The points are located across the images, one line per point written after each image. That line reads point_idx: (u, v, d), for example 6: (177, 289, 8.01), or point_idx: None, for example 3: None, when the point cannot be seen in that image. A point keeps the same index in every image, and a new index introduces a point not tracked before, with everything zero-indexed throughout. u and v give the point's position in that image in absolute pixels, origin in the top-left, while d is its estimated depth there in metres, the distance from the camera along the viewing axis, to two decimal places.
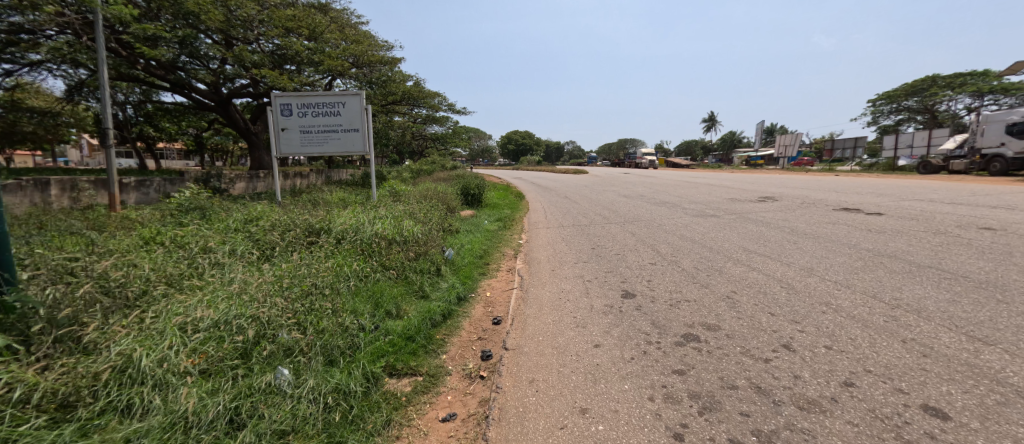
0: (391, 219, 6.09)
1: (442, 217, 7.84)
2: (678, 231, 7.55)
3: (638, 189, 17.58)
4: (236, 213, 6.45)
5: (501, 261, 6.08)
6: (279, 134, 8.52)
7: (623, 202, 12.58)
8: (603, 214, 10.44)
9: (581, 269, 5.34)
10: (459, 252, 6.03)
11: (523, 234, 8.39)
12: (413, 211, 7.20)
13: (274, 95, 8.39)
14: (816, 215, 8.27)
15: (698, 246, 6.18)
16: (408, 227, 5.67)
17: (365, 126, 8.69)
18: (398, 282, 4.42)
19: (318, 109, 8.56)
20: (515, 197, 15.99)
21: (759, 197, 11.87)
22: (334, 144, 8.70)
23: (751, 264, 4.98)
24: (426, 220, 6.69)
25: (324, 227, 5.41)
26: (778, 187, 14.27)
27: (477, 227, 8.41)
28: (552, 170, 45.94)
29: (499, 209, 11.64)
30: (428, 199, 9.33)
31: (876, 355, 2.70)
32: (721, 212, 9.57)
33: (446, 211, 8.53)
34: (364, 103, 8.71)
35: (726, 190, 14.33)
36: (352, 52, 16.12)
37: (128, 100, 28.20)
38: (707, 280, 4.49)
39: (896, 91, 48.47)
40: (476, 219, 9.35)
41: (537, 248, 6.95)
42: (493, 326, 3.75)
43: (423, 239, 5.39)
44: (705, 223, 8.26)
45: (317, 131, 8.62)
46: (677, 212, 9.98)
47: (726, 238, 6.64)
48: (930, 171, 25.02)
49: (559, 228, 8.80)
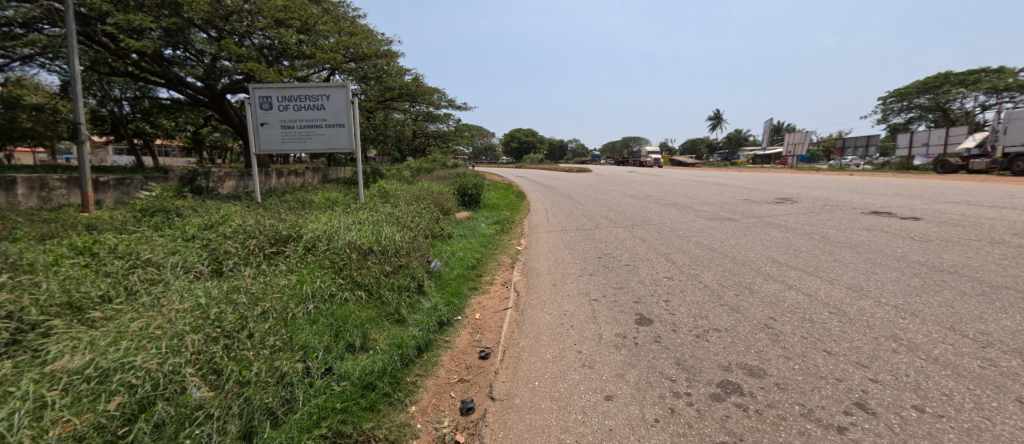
0: (372, 225, 5.40)
1: (433, 220, 7.14)
2: (693, 237, 6.84)
3: (645, 188, 16.86)
4: (200, 216, 5.76)
5: (496, 273, 5.37)
6: (258, 129, 7.89)
7: (630, 204, 11.87)
8: (609, 216, 9.72)
9: (586, 283, 4.63)
10: (448, 262, 5.34)
11: (522, 239, 7.67)
12: (400, 214, 6.52)
13: (253, 86, 7.74)
14: (845, 218, 7.52)
15: (718, 256, 5.47)
16: (390, 235, 4.98)
17: (351, 120, 7.99)
18: (370, 303, 3.73)
19: (300, 102, 7.89)
20: (516, 197, 15.29)
21: (776, 198, 11.12)
22: (317, 140, 8.03)
23: (786, 281, 4.26)
24: (412, 225, 6.01)
25: (294, 234, 4.74)
26: (794, 187, 13.49)
27: (472, 231, 7.72)
28: (555, 169, 45.23)
29: (498, 211, 10.95)
30: (421, 200, 8.64)
31: (991, 424, 2.00)
32: (738, 215, 8.83)
33: (439, 214, 7.85)
34: (351, 95, 8.00)
35: (739, 190, 13.58)
36: (347, 46, 15.45)
37: (124, 96, 27.67)
38: (737, 302, 3.77)
39: (908, 88, 47.39)
40: (472, 222, 8.64)
41: (537, 256, 6.25)
42: (479, 362, 3.04)
43: (405, 249, 4.70)
44: (722, 228, 7.54)
45: (299, 126, 7.97)
46: (690, 215, 9.24)
47: (749, 246, 5.93)
48: (948, 170, 24.13)
49: (561, 232, 8.09)
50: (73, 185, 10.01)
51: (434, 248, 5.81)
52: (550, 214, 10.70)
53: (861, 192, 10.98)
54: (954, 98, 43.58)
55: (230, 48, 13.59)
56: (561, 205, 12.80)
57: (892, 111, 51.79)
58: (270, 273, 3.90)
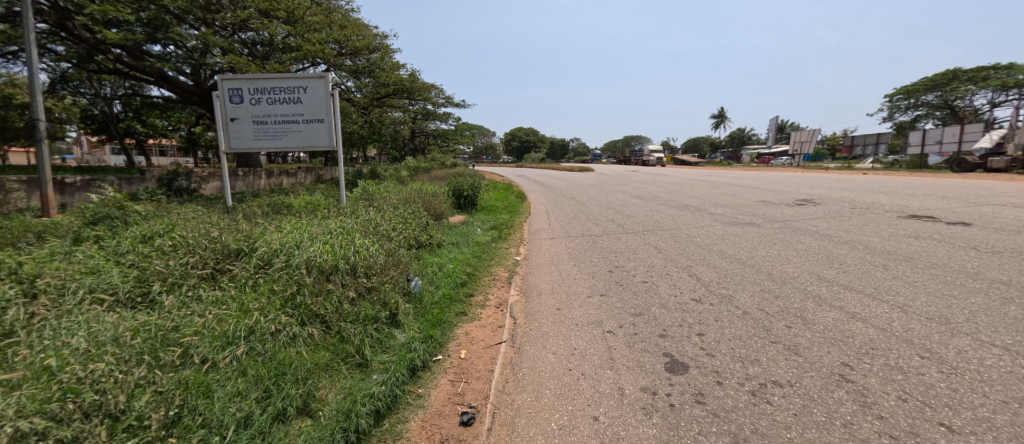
0: (346, 234, 4.60)
1: (421, 227, 6.37)
2: (715, 246, 6.05)
3: (652, 188, 16.08)
4: (146, 224, 4.97)
5: (490, 292, 4.58)
6: (228, 125, 7.13)
7: (638, 206, 11.05)
8: (616, 220, 8.92)
9: (598, 308, 3.83)
10: (434, 279, 4.55)
11: (521, 247, 6.89)
12: (382, 221, 5.73)
13: (222, 77, 6.95)
14: (883, 224, 6.71)
15: (751, 271, 4.67)
16: (364, 248, 4.17)
17: (332, 115, 7.18)
18: (325, 342, 2.95)
19: (274, 94, 7.09)
20: (516, 198, 14.53)
21: (796, 199, 10.31)
22: (293, 136, 7.22)
23: (846, 308, 3.46)
24: (395, 235, 5.23)
25: (247, 248, 3.95)
26: (812, 188, 12.68)
27: (465, 238, 6.92)
28: (555, 167, 44.25)
29: (496, 214, 10.18)
30: (410, 204, 7.86)
31: None
32: (758, 219, 8.03)
33: (428, 220, 7.08)
34: (332, 87, 7.17)
35: (752, 191, 12.77)
36: (337, 38, 14.66)
37: (114, 94, 26.92)
38: (794, 339, 2.97)
39: (916, 85, 46.46)
40: (466, 228, 7.88)
41: (538, 269, 5.45)
42: (459, 431, 2.24)
43: (380, 265, 3.90)
44: (746, 234, 6.75)
45: (273, 121, 7.17)
46: (705, 219, 8.45)
47: (783, 258, 5.12)
48: (965, 169, 23.20)
49: (565, 239, 7.29)
50: (36, 188, 9.21)
51: (419, 262, 5.01)
52: (552, 218, 9.90)
53: (887, 193, 10.17)
54: (963, 95, 42.71)
55: (212, 42, 12.84)
56: (564, 207, 11.99)
57: (899, 108, 50.88)
58: (205, 304, 3.13)
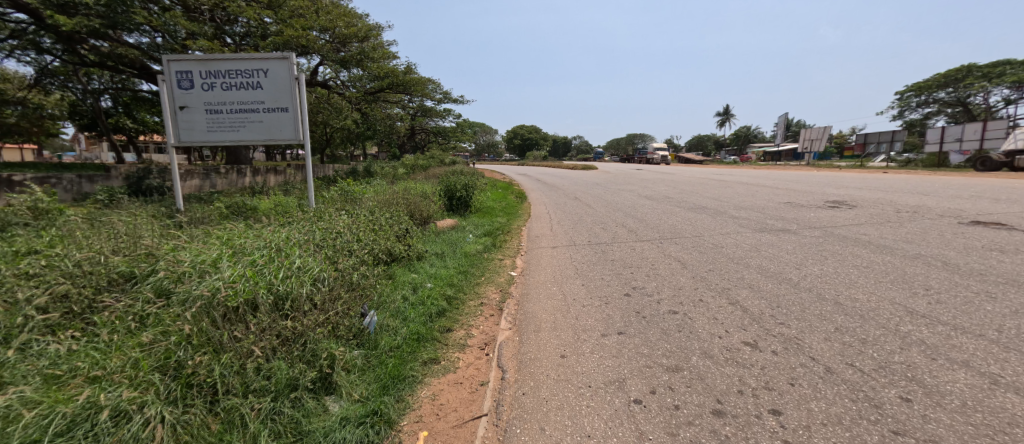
0: (290, 248, 3.58)
1: (398, 236, 5.36)
2: (752, 260, 4.98)
3: (661, 188, 15.04)
4: (41, 231, 3.94)
5: (473, 326, 3.55)
6: (176, 114, 6.11)
7: (649, 208, 9.99)
8: (627, 224, 7.88)
9: (616, 357, 2.79)
10: (401, 310, 3.52)
11: (518, 259, 5.86)
12: (348, 228, 4.69)
13: (168, 58, 5.95)
14: (948, 234, 5.67)
15: (810, 298, 3.62)
16: (307, 269, 3.15)
17: (297, 104, 6.13)
18: (202, 436, 1.91)
19: (230, 78, 6.05)
20: (517, 198, 13.52)
21: (826, 201, 9.27)
22: (253, 128, 6.17)
23: (978, 366, 2.42)
24: (357, 249, 4.20)
25: (144, 271, 2.95)
26: (837, 188, 11.60)
27: (452, 248, 5.89)
28: (559, 166, 43.42)
29: (492, 216, 9.15)
30: (391, 208, 6.82)
31: None
32: (792, 224, 6.99)
33: (409, 226, 6.06)
34: (296, 70, 6.10)
35: (773, 191, 11.69)
36: (323, 25, 13.58)
37: (102, 88, 25.97)
38: (928, 428, 1.94)
39: (928, 81, 45.21)
40: (457, 234, 6.88)
41: (537, 290, 4.41)
42: None
43: (320, 296, 2.86)
44: (784, 244, 5.70)
45: (229, 110, 6.15)
46: (729, 224, 7.40)
47: (845, 279, 4.06)
48: (990, 168, 22.11)
49: (569, 249, 6.25)
50: None
51: (386, 285, 3.99)
52: (555, 221, 8.86)
53: (930, 195, 9.12)
54: (978, 92, 41.41)
55: (184, 27, 11.77)
56: (567, 208, 10.96)
57: (911, 106, 49.61)
58: (41, 369, 2.15)
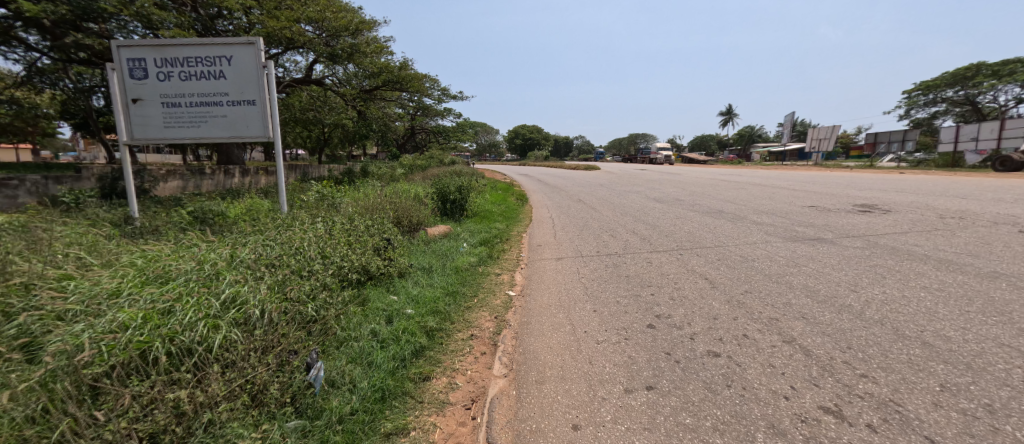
0: (227, 272, 2.83)
1: (377, 249, 4.61)
2: (793, 278, 4.20)
3: (669, 190, 14.24)
4: None
5: (458, 371, 2.77)
6: (129, 107, 5.36)
7: (660, 212, 9.20)
8: (638, 231, 7.12)
9: (648, 433, 2.02)
10: (365, 353, 2.76)
11: (516, 274, 5.10)
12: (315, 243, 3.94)
13: (118, 44, 5.21)
14: (1017, 246, 4.86)
15: (885, 337, 2.84)
16: (238, 305, 2.41)
17: (265, 96, 5.38)
18: None
19: (188, 66, 5.30)
20: (517, 201, 12.77)
21: (855, 205, 8.47)
22: (215, 123, 5.41)
23: None
24: (320, 267, 3.44)
25: (9, 310, 2.19)
26: (861, 191, 10.80)
27: (442, 263, 5.12)
28: (561, 166, 42.69)
29: (490, 221, 8.40)
30: (374, 214, 6.08)
31: None
32: (825, 232, 6.21)
33: (392, 235, 5.30)
34: (264, 57, 5.35)
35: (791, 194, 10.90)
36: (311, 17, 12.85)
37: (93, 86, 25.31)
38: None
39: (937, 80, 44.33)
40: (448, 243, 6.12)
41: (540, 317, 3.63)
42: None
43: (243, 347, 2.12)
44: (824, 256, 4.92)
45: (188, 103, 5.39)
46: (753, 231, 6.61)
47: (921, 308, 3.27)
48: (1010, 168, 21.22)
49: (575, 261, 5.49)
50: None
51: (352, 316, 3.24)
52: (558, 227, 8.10)
53: (968, 199, 8.31)
54: (988, 91, 40.55)
55: (159, 18, 10.97)
56: (571, 212, 10.21)
57: (919, 105, 48.73)
58: None
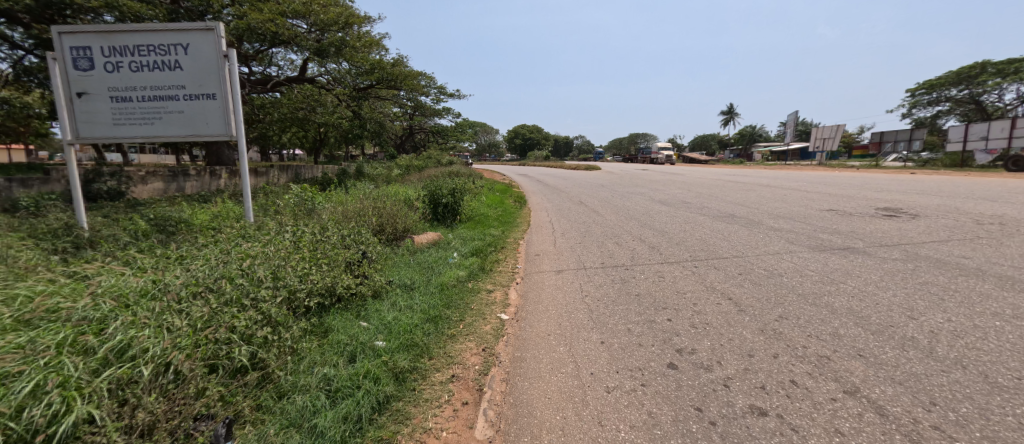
0: (136, 309, 2.24)
1: (349, 264, 3.99)
2: (834, 300, 3.58)
3: (674, 191, 13.63)
4: None
5: (430, 432, 2.16)
6: (73, 102, 4.74)
7: (667, 216, 8.57)
8: (646, 239, 6.50)
9: None
10: (309, 411, 2.15)
11: (511, 291, 4.47)
12: (273, 260, 3.35)
13: (60, 31, 4.60)
14: None
15: (977, 388, 2.23)
16: (127, 360, 1.81)
17: (227, 88, 4.77)
18: None
19: (140, 55, 4.68)
20: (515, 203, 12.17)
21: (878, 209, 7.86)
22: (171, 119, 4.81)
23: None
24: (269, 291, 2.83)
25: None
26: (879, 193, 10.18)
27: (426, 279, 4.49)
28: (562, 167, 42.08)
29: (484, 226, 7.80)
30: (352, 221, 5.46)
31: None
32: (854, 241, 5.60)
33: (369, 247, 4.66)
34: (224, 45, 4.74)
35: (805, 197, 10.28)
36: (297, 10, 12.20)
37: None
38: None
39: (941, 79, 43.76)
40: (436, 255, 5.50)
41: (536, 351, 3.02)
42: None
43: (115, 428, 1.53)
44: (863, 271, 4.29)
45: (141, 98, 4.78)
46: (774, 239, 6.00)
47: (1006, 344, 2.65)
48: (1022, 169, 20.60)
49: (578, 275, 4.87)
50: None
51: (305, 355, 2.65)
52: (558, 233, 7.50)
53: (1000, 202, 7.69)
54: (994, 90, 39.95)
55: (130, 10, 10.21)
56: (571, 215, 9.60)
57: (923, 104, 48.14)
58: None
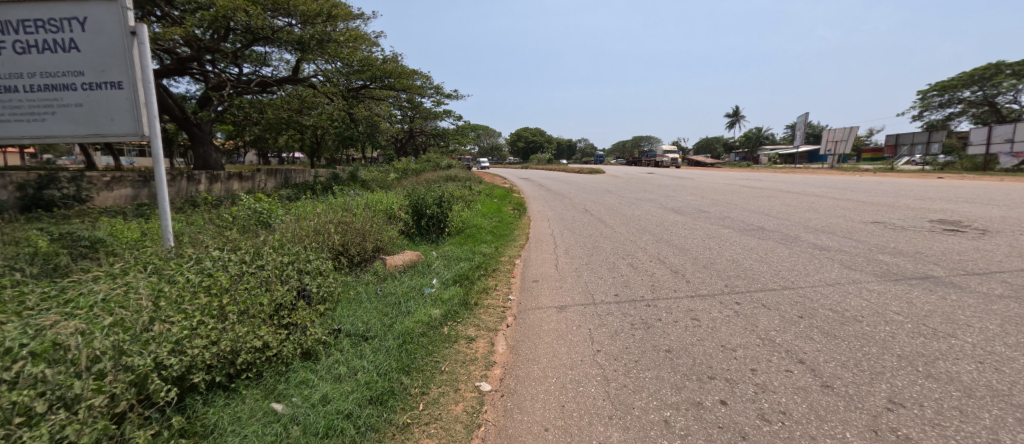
0: None
1: (273, 311, 2.89)
2: (957, 370, 2.49)
3: (687, 197, 12.55)
4: None
5: None
6: None
7: (685, 229, 7.50)
8: (669, 261, 5.40)
9: None
10: None
11: (500, 339, 3.40)
12: (140, 315, 2.28)
13: None
14: None
15: None
16: None
17: (135, 75, 3.74)
18: None
19: (23, 31, 3.61)
20: (513, 210, 11.11)
21: (934, 223, 6.74)
22: (67, 115, 3.77)
23: None
24: (92, 383, 1.76)
25: None
26: (920, 201, 9.06)
27: (386, 324, 3.41)
28: (565, 170, 41.10)
29: (475, 241, 6.76)
30: (306, 241, 4.42)
31: None
32: (930, 267, 4.50)
33: (313, 279, 3.59)
34: (133, 19, 3.71)
35: (836, 206, 9.19)
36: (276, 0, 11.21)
37: None
38: None
39: (953, 81, 42.57)
40: (409, 284, 4.44)
41: None
42: None
43: None
44: (971, 317, 3.20)
45: (27, 87, 3.72)
46: (825, 263, 4.91)
47: None
48: None
49: (584, 313, 3.81)
50: None
51: None
52: (560, 250, 6.43)
53: None
54: (1010, 91, 38.61)
55: None
56: (575, 227, 8.53)
57: (935, 106, 46.84)
58: None
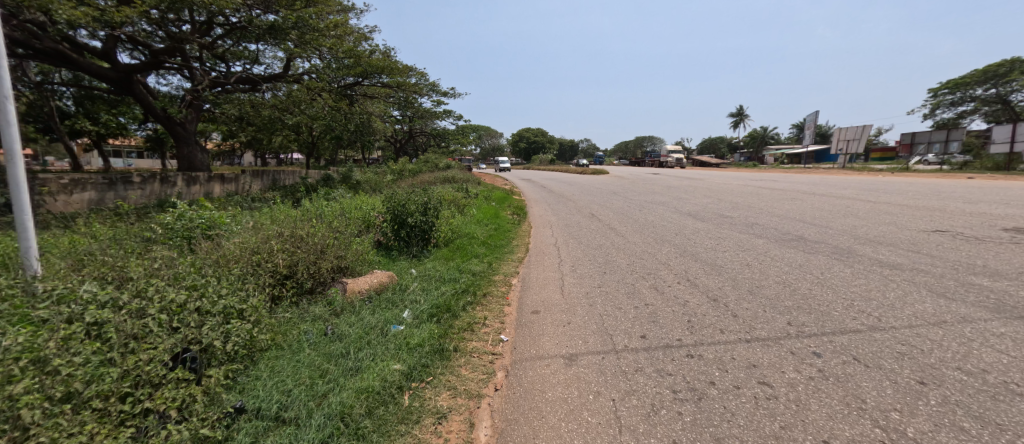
0: None
1: (115, 395, 1.83)
2: None
3: (702, 200, 11.49)
4: None
5: None
6: None
7: (711, 238, 6.45)
8: (703, 283, 4.34)
9: None
10: None
11: (484, 418, 2.31)
12: None
13: None
14: None
15: None
16: None
17: None
18: None
19: None
20: (512, 215, 10.10)
21: (1012, 232, 5.64)
22: None
23: None
24: None
25: None
26: (977, 205, 7.93)
27: (317, 396, 2.35)
28: (568, 171, 39.97)
29: (464, 254, 5.71)
30: (233, 266, 3.36)
31: None
32: None
33: (215, 325, 2.52)
34: None
35: (879, 210, 8.07)
36: None
37: None
38: None
39: (967, 77, 41.31)
40: (368, 320, 3.37)
41: None
42: None
43: None
44: None
45: None
46: (907, 288, 3.83)
47: None
48: None
49: (602, 368, 2.74)
50: None
51: None
52: (566, 266, 5.37)
53: None
54: None
55: None
56: (582, 235, 7.46)
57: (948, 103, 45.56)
58: None
